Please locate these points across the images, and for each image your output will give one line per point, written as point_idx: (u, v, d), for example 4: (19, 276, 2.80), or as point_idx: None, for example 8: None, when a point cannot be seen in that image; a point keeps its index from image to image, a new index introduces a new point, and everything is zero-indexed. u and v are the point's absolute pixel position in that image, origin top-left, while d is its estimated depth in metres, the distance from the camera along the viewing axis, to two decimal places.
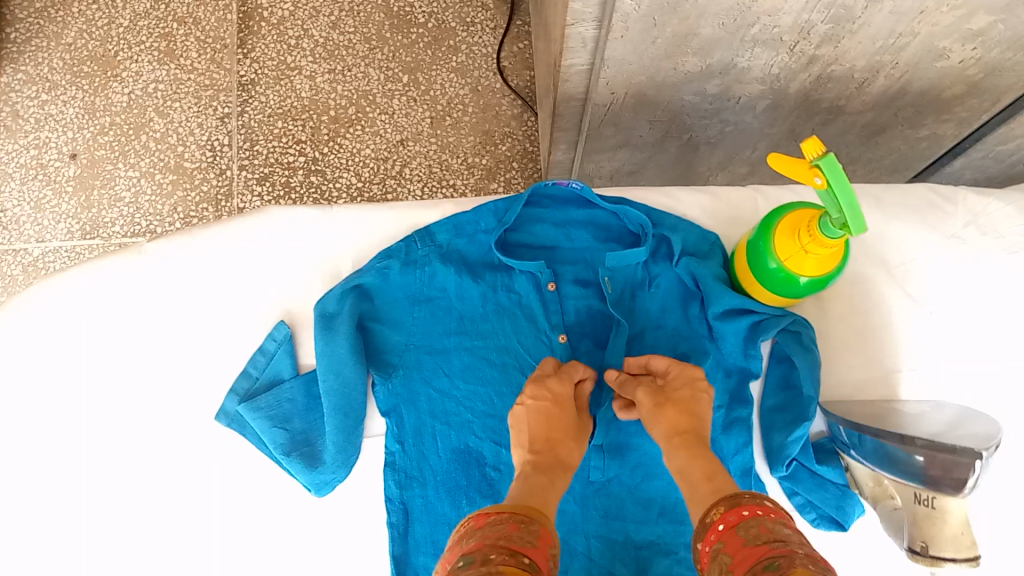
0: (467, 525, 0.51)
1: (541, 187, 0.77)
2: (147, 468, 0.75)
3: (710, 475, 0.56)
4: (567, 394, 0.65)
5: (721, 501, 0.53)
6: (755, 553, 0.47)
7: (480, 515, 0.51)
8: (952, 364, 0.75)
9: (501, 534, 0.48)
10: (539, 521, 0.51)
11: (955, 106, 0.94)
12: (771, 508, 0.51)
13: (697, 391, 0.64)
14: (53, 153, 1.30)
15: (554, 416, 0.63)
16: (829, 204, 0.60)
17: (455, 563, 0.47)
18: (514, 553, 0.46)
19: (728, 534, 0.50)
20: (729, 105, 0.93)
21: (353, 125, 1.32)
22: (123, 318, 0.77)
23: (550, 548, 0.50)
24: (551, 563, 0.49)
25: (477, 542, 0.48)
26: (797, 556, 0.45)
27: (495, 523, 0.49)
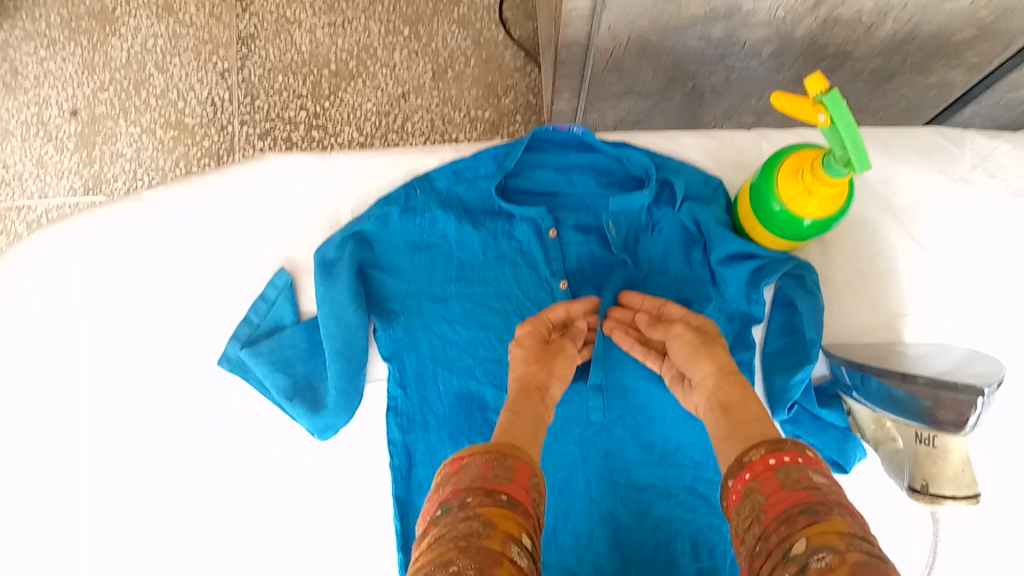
0: (443, 471, 0.49)
1: (542, 131, 0.76)
2: (154, 415, 0.76)
3: (759, 416, 0.54)
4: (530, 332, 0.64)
5: (762, 444, 0.49)
6: (792, 498, 0.44)
7: (455, 461, 0.49)
8: (956, 307, 0.75)
9: (476, 475, 0.47)
10: (514, 456, 0.49)
11: (965, 51, 0.93)
12: (814, 457, 0.47)
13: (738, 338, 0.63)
14: (53, 110, 1.29)
15: (520, 356, 0.62)
16: (833, 141, 0.59)
17: (434, 513, 0.46)
18: (491, 492, 0.45)
19: (766, 475, 0.47)
20: (734, 50, 0.91)
21: (354, 80, 1.30)
22: (125, 268, 0.77)
23: (532, 479, 0.49)
24: (532, 493, 0.48)
25: (453, 487, 0.46)
26: (835, 506, 0.43)
27: (470, 464, 0.48)
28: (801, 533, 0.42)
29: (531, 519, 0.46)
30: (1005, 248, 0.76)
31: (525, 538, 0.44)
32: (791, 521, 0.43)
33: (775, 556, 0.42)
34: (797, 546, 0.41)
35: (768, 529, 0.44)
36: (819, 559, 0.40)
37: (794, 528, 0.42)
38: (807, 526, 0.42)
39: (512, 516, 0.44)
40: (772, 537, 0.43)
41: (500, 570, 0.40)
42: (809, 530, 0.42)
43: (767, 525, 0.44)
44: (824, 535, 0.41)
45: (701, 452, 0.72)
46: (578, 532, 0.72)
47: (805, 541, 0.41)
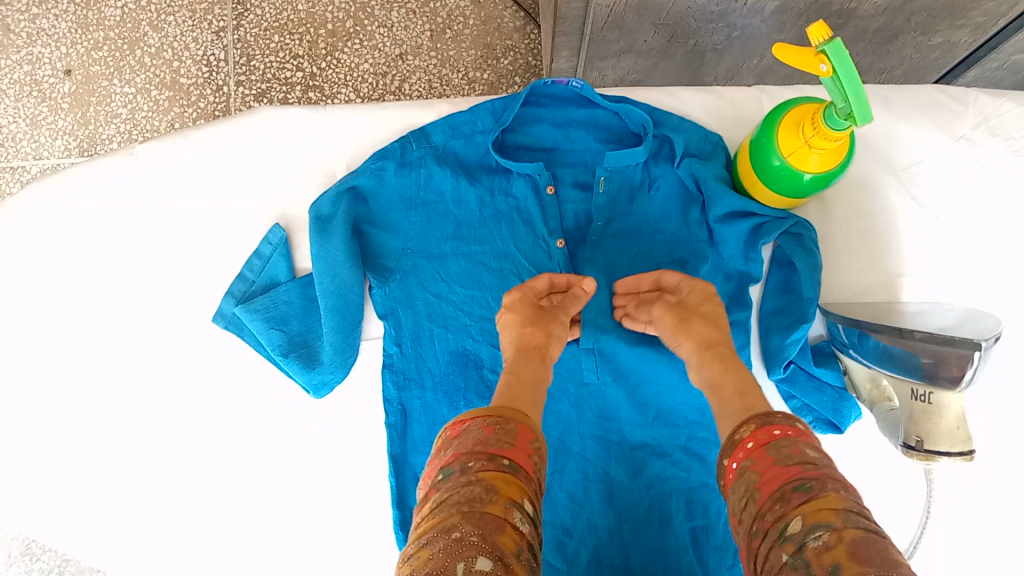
0: (443, 436, 0.48)
1: (540, 86, 0.75)
2: (150, 372, 0.76)
3: (742, 391, 0.54)
4: (519, 298, 0.64)
5: (753, 420, 0.49)
6: (785, 474, 0.44)
7: (455, 424, 0.48)
8: (954, 267, 0.74)
9: (477, 440, 0.45)
10: (515, 420, 0.48)
11: (971, 9, 0.91)
12: (804, 430, 0.47)
13: (718, 304, 0.63)
14: (47, 69, 1.28)
15: (514, 320, 0.62)
16: (835, 93, 0.58)
17: (435, 478, 0.44)
18: (493, 457, 0.44)
19: (758, 452, 0.46)
20: (736, 7, 0.89)
21: (351, 40, 1.28)
22: (120, 225, 0.77)
23: (533, 444, 0.47)
24: (533, 458, 0.46)
25: (454, 453, 0.45)
26: (829, 480, 0.43)
27: (470, 428, 0.47)
28: (796, 511, 0.41)
29: (533, 484, 0.45)
30: (1006, 208, 0.76)
31: (527, 504, 0.43)
32: (785, 498, 0.42)
33: (771, 536, 0.42)
34: (793, 525, 0.41)
35: (763, 508, 0.44)
36: (816, 538, 0.39)
37: (789, 506, 0.42)
38: (802, 503, 0.41)
39: (513, 481, 0.43)
40: (768, 516, 0.43)
41: (504, 536, 0.40)
42: (804, 508, 0.41)
43: (762, 504, 0.44)
44: (820, 512, 0.40)
45: (696, 411, 0.71)
46: (572, 491, 0.72)
47: (800, 520, 0.41)
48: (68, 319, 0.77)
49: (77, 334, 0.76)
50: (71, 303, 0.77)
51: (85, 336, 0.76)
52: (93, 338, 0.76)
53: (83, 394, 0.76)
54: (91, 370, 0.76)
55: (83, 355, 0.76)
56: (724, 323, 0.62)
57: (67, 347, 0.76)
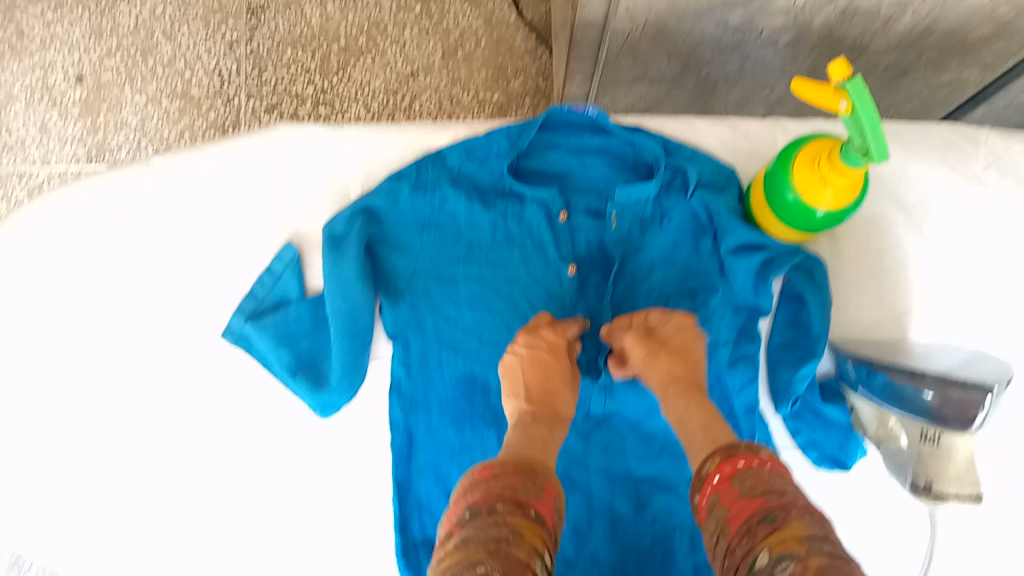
0: (470, 478, 0.52)
1: (557, 112, 0.75)
2: (154, 385, 0.75)
3: (705, 426, 0.59)
4: (561, 342, 0.68)
5: (717, 455, 0.53)
6: (750, 505, 0.46)
7: (483, 468, 0.52)
8: (964, 307, 0.74)
9: (507, 485, 0.49)
10: (545, 475, 0.53)
11: (982, 48, 0.92)
12: (767, 459, 0.51)
13: (691, 337, 0.69)
14: (59, 75, 1.28)
15: (552, 367, 0.66)
16: (853, 131, 0.58)
17: (462, 513, 0.48)
18: (520, 505, 0.48)
19: (724, 486, 0.50)
20: (750, 38, 0.90)
21: (363, 56, 1.29)
22: (129, 235, 0.77)
23: (554, 501, 0.51)
24: (555, 515, 0.50)
25: (483, 492, 0.49)
26: (791, 510, 0.45)
27: (501, 473, 0.51)
28: (763, 544, 0.43)
29: (552, 538, 0.48)
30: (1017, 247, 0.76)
31: (546, 555, 0.46)
32: (751, 532, 0.45)
33: (742, 571, 0.44)
34: (760, 558, 0.43)
35: (731, 542, 0.46)
36: (783, 568, 0.41)
37: (756, 540, 0.44)
38: (768, 535, 0.43)
39: (537, 529, 0.47)
40: (737, 551, 0.45)
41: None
42: (770, 540, 0.43)
43: (731, 537, 0.46)
44: (785, 543, 0.42)
45: None
46: (577, 522, 0.71)
47: (766, 551, 0.42)
48: (74, 330, 0.76)
49: (82, 345, 0.76)
50: (77, 313, 0.76)
51: (90, 348, 0.76)
52: (98, 349, 0.76)
53: (85, 406, 0.75)
54: (95, 382, 0.76)
55: (87, 368, 0.76)
56: (690, 359, 0.67)
57: (71, 358, 0.76)
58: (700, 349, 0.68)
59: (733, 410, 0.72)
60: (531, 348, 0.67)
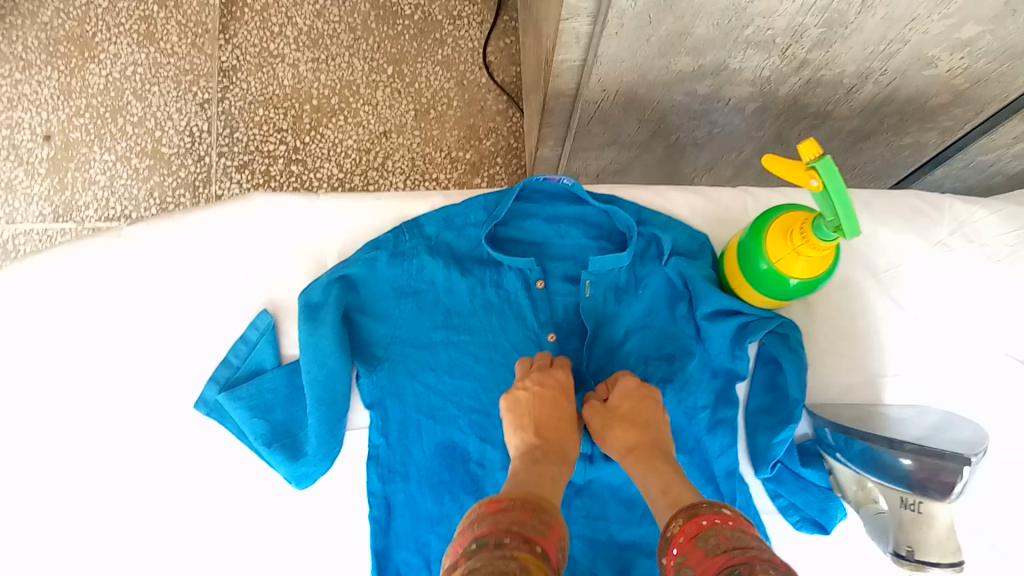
0: (477, 510, 0.50)
1: (532, 182, 0.76)
2: (126, 456, 0.74)
3: (664, 489, 0.56)
4: (569, 383, 0.67)
5: (680, 514, 0.52)
6: (717, 562, 0.46)
7: (491, 501, 0.50)
8: (934, 371, 0.76)
9: (514, 520, 0.47)
10: (553, 513, 0.51)
11: (940, 115, 0.95)
12: (730, 516, 0.50)
13: (638, 400, 0.65)
14: (26, 134, 1.26)
15: (564, 407, 0.64)
16: (824, 206, 0.61)
17: (467, 546, 0.46)
18: (528, 541, 0.46)
19: (689, 547, 0.49)
20: (718, 106, 0.93)
21: (336, 116, 1.30)
22: (98, 302, 0.76)
23: (560, 540, 0.49)
24: (560, 555, 0.48)
25: (491, 525, 0.47)
26: (757, 563, 0.44)
27: (508, 508, 0.49)
28: None
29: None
30: (982, 312, 0.78)
31: None
32: None
33: None
34: None
35: None
36: None
37: None
38: None
39: (543, 566, 0.45)
40: None
41: None
42: None
43: None
44: None
45: None
46: None
47: None
48: (45, 401, 0.74)
49: (55, 417, 0.74)
50: (51, 385, 0.74)
51: (64, 422, 0.74)
52: (72, 423, 0.74)
53: (56, 482, 0.73)
54: (67, 458, 0.73)
55: (54, 441, 0.74)
56: (643, 419, 0.63)
57: (38, 429, 0.74)
58: (655, 410, 0.65)
59: (713, 474, 0.72)
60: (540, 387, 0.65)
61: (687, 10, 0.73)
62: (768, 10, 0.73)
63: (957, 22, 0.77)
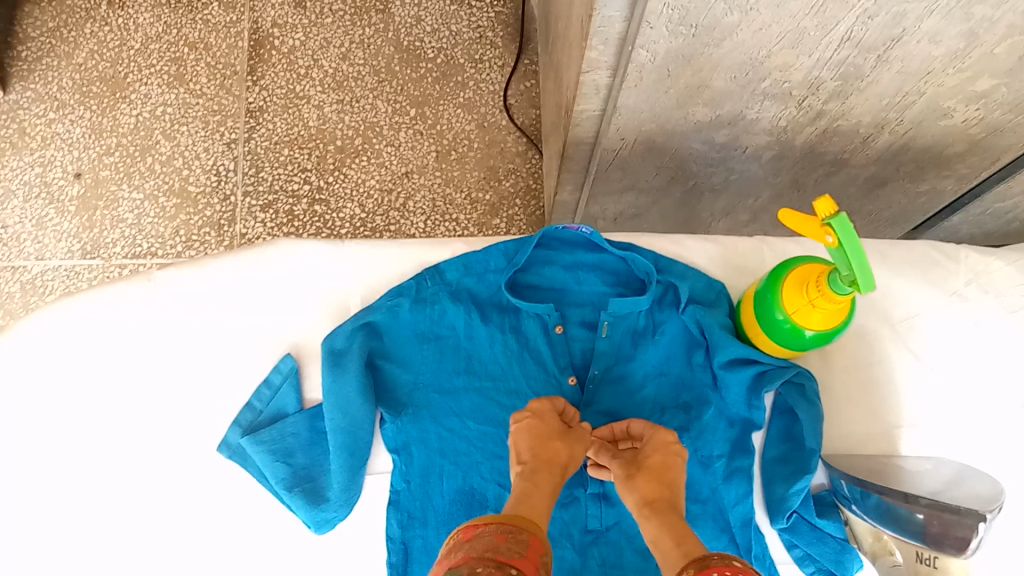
0: (456, 538, 0.52)
1: (552, 231, 0.77)
2: (151, 494, 0.75)
3: (679, 541, 0.57)
4: (546, 407, 0.68)
5: (690, 564, 0.53)
6: None
7: (468, 528, 0.53)
8: (951, 423, 0.76)
9: (488, 546, 0.50)
10: (528, 531, 0.53)
11: (957, 162, 0.96)
12: (740, 568, 0.52)
13: (670, 456, 0.64)
14: (58, 172, 1.29)
15: (536, 431, 0.65)
16: (839, 262, 0.62)
17: None
18: (502, 565, 0.48)
19: None
20: (735, 154, 0.94)
21: (359, 156, 1.32)
22: (128, 344, 0.78)
23: (540, 556, 0.52)
24: (542, 569, 0.50)
25: (464, 555, 0.49)
26: None
27: (482, 535, 0.51)
28: None
29: None
30: (998, 364, 0.78)
31: None
32: None
33: None
34: None
35: None
36: None
37: None
38: None
39: None
40: None
41: None
42: None
43: None
44: None
45: None
46: None
47: None
48: (68, 437, 0.76)
49: (77, 452, 0.75)
50: (74, 421, 0.76)
51: (85, 456, 0.75)
52: (92, 458, 0.76)
53: (77, 517, 0.74)
54: (88, 492, 0.75)
55: (80, 480, 0.75)
56: (668, 477, 0.63)
57: (66, 466, 0.75)
58: (681, 469, 0.64)
59: (728, 524, 0.72)
60: (525, 420, 0.67)
61: (705, 64, 0.75)
62: (784, 64, 0.75)
63: (973, 76, 0.78)
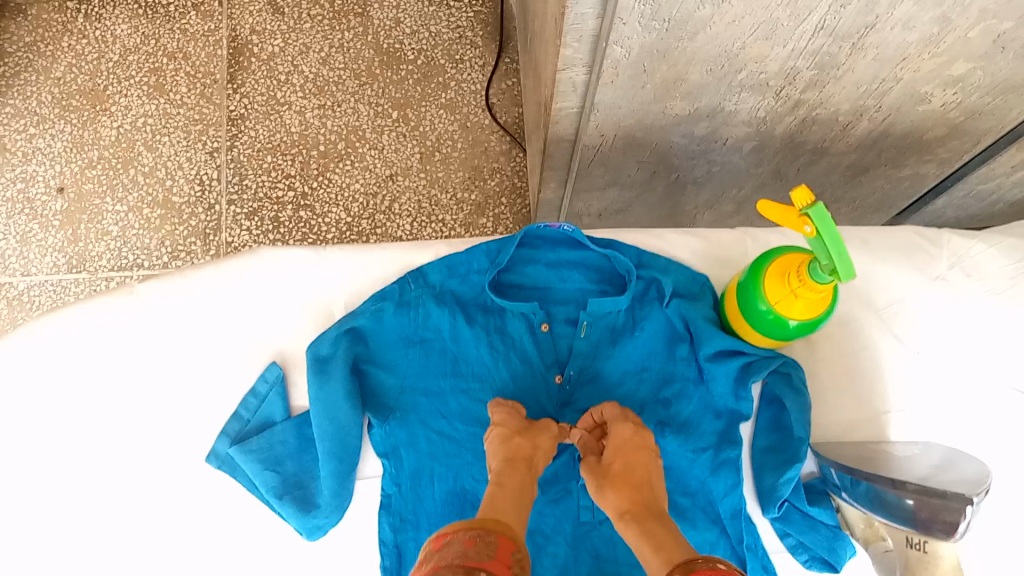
0: (427, 549, 0.53)
1: (533, 230, 0.77)
2: (142, 506, 0.75)
3: (659, 546, 0.57)
4: (506, 415, 0.69)
5: (675, 568, 0.53)
6: None
7: (438, 538, 0.53)
8: (938, 407, 0.77)
9: (457, 553, 0.50)
10: (497, 532, 0.53)
11: (937, 147, 0.96)
12: (725, 571, 0.52)
13: (634, 447, 0.65)
14: (40, 187, 1.28)
15: (502, 434, 0.66)
16: (818, 251, 0.62)
17: None
18: (471, 570, 0.48)
19: None
20: (716, 146, 0.94)
21: (342, 161, 1.32)
22: (111, 359, 0.77)
23: (513, 555, 0.51)
24: (514, 568, 0.50)
25: (435, 564, 0.49)
26: None
27: (451, 543, 0.51)
28: None
29: None
30: (984, 347, 0.78)
31: None
32: None
33: None
34: None
35: None
36: None
37: None
38: None
39: None
40: None
41: None
42: None
43: None
44: None
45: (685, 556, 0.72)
46: None
47: None
48: (58, 453, 0.75)
49: (66, 468, 0.75)
50: (61, 437, 0.76)
51: (73, 472, 0.75)
52: (83, 473, 0.75)
53: (71, 533, 0.74)
54: (79, 507, 0.75)
55: (70, 496, 0.75)
56: (638, 473, 0.63)
57: (59, 483, 0.75)
58: (649, 459, 0.65)
59: (718, 515, 0.72)
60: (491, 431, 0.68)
61: (681, 58, 0.75)
62: (760, 55, 0.75)
63: (948, 60, 0.78)
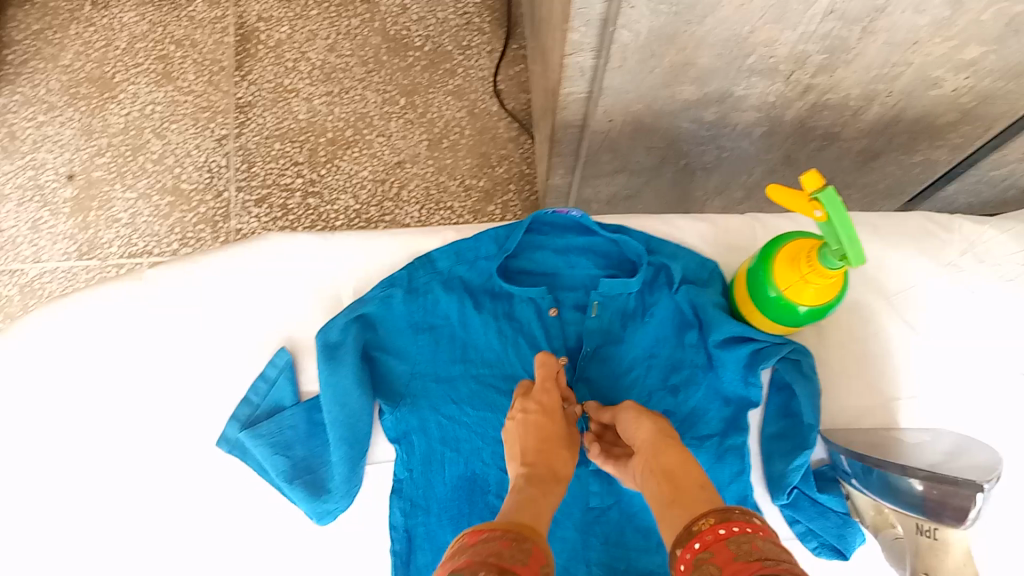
0: (460, 542, 0.52)
1: (541, 215, 0.77)
2: (153, 490, 0.75)
3: (701, 484, 0.57)
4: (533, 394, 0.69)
5: (712, 514, 0.52)
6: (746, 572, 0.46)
7: (473, 533, 0.52)
8: (949, 394, 0.76)
9: (491, 552, 0.49)
10: (532, 540, 0.52)
11: (949, 132, 0.95)
12: (761, 525, 0.50)
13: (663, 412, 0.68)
14: (50, 174, 1.28)
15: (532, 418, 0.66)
16: (828, 236, 0.62)
17: None
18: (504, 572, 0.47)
19: (718, 545, 0.49)
20: (726, 132, 0.94)
21: (350, 147, 1.32)
22: (120, 344, 0.78)
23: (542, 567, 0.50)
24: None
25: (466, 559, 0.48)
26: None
27: (485, 540, 0.50)
28: None
29: None
30: (995, 333, 0.78)
31: None
32: None
33: None
34: None
35: None
36: None
37: None
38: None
39: None
40: None
41: None
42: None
43: None
44: None
45: None
46: None
47: None
48: (68, 437, 0.76)
49: (76, 453, 0.76)
50: (71, 422, 0.76)
51: (83, 457, 0.75)
52: (93, 458, 0.76)
53: (82, 518, 0.74)
54: (89, 492, 0.75)
55: (81, 480, 0.75)
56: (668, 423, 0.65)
57: (69, 468, 0.75)
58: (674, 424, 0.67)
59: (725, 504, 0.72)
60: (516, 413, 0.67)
61: (689, 41, 0.74)
62: (769, 39, 0.74)
63: (959, 44, 0.77)
